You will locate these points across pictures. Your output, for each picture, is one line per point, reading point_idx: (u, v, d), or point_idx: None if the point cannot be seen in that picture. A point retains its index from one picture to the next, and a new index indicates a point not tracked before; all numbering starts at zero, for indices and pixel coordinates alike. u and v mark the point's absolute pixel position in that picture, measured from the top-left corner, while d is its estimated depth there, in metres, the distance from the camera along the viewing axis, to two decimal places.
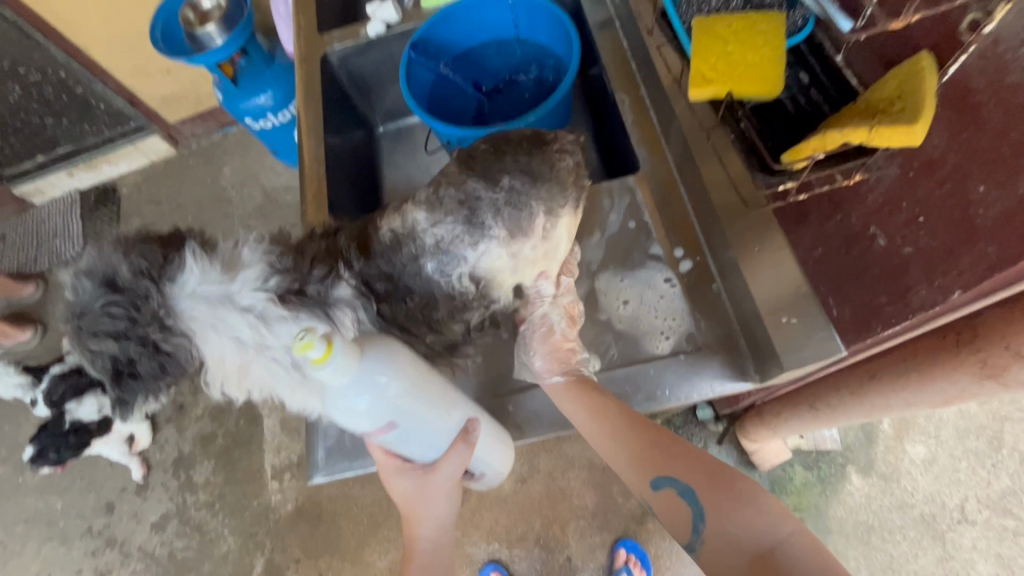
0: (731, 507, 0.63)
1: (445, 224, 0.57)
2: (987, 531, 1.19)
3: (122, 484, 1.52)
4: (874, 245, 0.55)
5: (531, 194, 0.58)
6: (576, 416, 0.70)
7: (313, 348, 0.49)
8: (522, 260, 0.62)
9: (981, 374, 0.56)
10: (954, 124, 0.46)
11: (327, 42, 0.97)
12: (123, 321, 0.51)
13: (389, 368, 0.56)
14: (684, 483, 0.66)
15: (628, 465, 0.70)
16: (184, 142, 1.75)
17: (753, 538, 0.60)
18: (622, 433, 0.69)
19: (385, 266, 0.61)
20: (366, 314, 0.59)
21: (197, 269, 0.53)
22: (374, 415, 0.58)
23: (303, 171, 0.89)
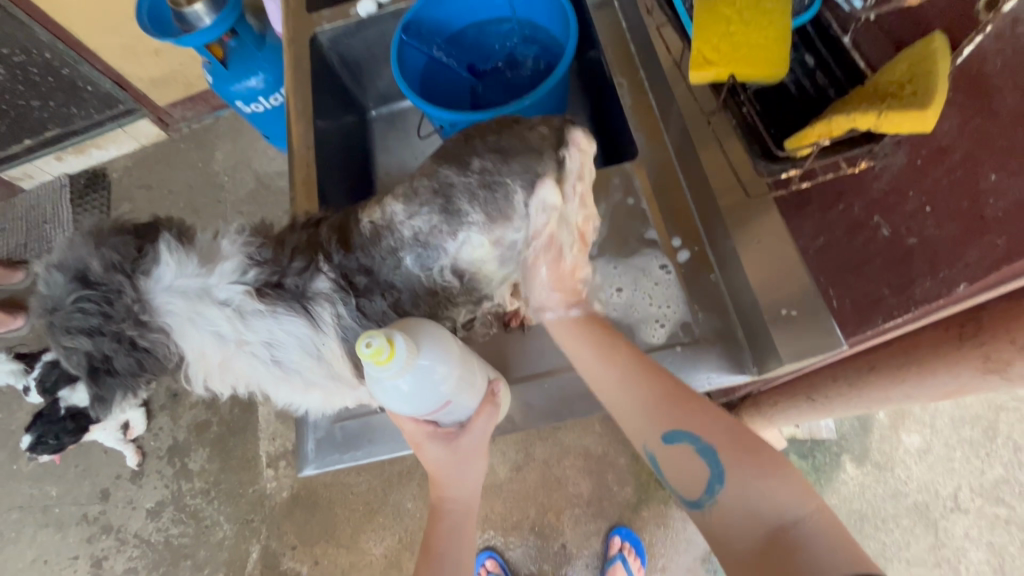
0: (754, 466, 0.58)
1: (421, 214, 0.56)
2: (980, 520, 1.19)
3: (117, 471, 1.51)
4: (878, 235, 0.52)
5: (505, 172, 0.56)
6: (583, 354, 0.67)
7: (382, 352, 0.48)
8: (506, 249, 0.59)
9: (984, 368, 0.55)
10: (966, 111, 0.46)
11: (316, 22, 0.94)
12: (97, 316, 0.57)
13: (441, 354, 0.55)
14: (705, 441, 0.61)
15: (638, 409, 0.65)
16: (174, 125, 1.71)
17: (773, 507, 0.55)
18: (634, 377, 0.65)
19: (363, 258, 0.60)
20: (348, 309, 0.60)
21: (172, 262, 0.58)
22: (430, 401, 0.56)
23: (292, 156, 0.87)
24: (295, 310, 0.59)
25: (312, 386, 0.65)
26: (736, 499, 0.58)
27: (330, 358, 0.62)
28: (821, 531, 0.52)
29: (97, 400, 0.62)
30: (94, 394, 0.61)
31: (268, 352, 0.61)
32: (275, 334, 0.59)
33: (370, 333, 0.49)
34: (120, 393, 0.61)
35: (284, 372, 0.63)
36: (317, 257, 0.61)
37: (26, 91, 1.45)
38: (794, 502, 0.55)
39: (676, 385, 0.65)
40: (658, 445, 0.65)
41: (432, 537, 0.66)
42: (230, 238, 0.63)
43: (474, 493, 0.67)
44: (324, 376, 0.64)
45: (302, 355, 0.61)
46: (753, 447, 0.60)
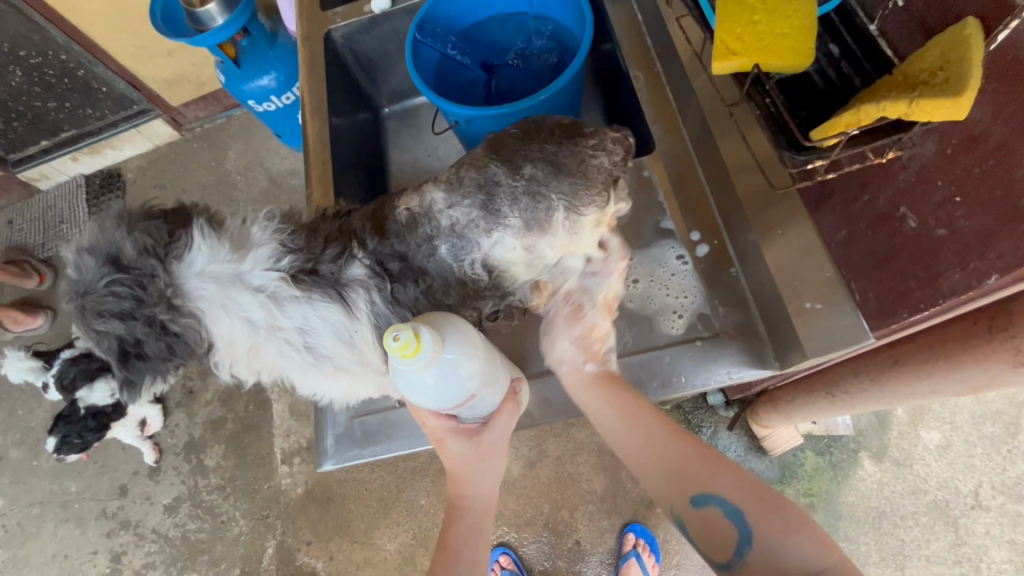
0: (779, 529, 0.55)
1: (462, 206, 0.57)
2: (1001, 517, 1.17)
3: (134, 467, 1.53)
4: (905, 226, 0.52)
5: (552, 185, 0.57)
6: (604, 413, 0.67)
7: (409, 346, 0.48)
8: (537, 255, 0.60)
9: (1015, 362, 0.53)
10: (999, 97, 0.43)
11: (329, 20, 0.94)
12: (129, 300, 0.58)
13: (466, 350, 0.55)
14: (731, 503, 0.59)
15: (661, 477, 0.65)
16: (188, 125, 1.72)
17: (801, 565, 0.53)
18: (658, 434, 0.66)
19: (398, 245, 0.60)
20: (380, 296, 0.61)
21: (206, 248, 0.59)
22: (452, 398, 0.56)
23: (308, 154, 0.88)
24: (330, 296, 0.60)
25: (341, 374, 0.65)
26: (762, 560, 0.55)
27: (361, 346, 0.63)
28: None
29: (127, 382, 0.63)
30: (124, 377, 0.62)
31: (300, 339, 0.62)
32: (308, 320, 0.60)
33: (396, 327, 0.49)
34: (150, 376, 0.63)
35: (315, 360, 0.63)
36: (350, 245, 0.62)
37: (42, 93, 1.47)
38: (816, 556, 0.52)
39: (699, 448, 0.65)
40: (687, 509, 0.62)
41: (449, 537, 0.64)
42: (260, 225, 0.63)
43: (492, 491, 0.67)
44: (354, 364, 0.64)
45: (334, 341, 0.62)
46: (776, 503, 0.57)
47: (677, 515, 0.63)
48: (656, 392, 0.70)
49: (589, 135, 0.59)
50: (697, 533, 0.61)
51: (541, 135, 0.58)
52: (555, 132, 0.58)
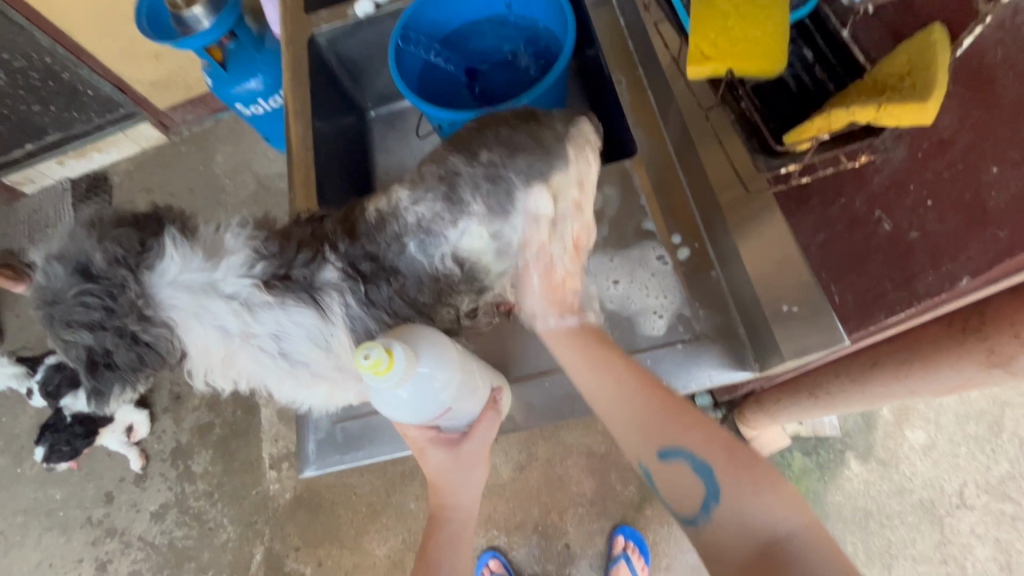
0: (750, 488, 0.56)
1: (426, 201, 0.57)
2: (986, 516, 1.18)
3: (120, 474, 1.52)
4: (879, 229, 0.52)
5: (508, 166, 0.56)
6: (577, 362, 0.66)
7: (381, 363, 0.48)
8: (505, 243, 0.59)
9: (988, 362, 0.54)
10: (967, 102, 0.44)
11: (314, 24, 0.94)
12: (99, 311, 0.57)
13: (441, 362, 0.55)
14: (700, 457, 0.60)
15: (632, 433, 0.65)
16: (175, 128, 1.71)
17: (766, 523, 0.53)
18: (632, 388, 0.64)
19: (369, 246, 0.60)
20: (354, 298, 0.60)
21: (178, 256, 0.59)
22: (430, 408, 0.56)
23: (292, 156, 0.87)
24: (304, 301, 0.59)
25: (318, 380, 0.65)
26: (728, 516, 0.56)
27: (337, 350, 0.62)
28: (812, 543, 0.51)
29: (95, 392, 0.62)
30: (92, 387, 0.61)
31: (275, 346, 0.61)
32: (282, 325, 0.59)
33: (368, 344, 0.48)
34: (118, 384, 0.61)
35: (290, 366, 0.63)
36: (322, 248, 0.61)
37: (27, 97, 1.45)
38: (786, 517, 0.53)
39: (671, 401, 0.64)
40: (654, 461, 0.63)
41: (429, 548, 0.64)
42: (233, 232, 0.63)
43: (475, 499, 0.66)
44: (331, 368, 0.64)
45: (309, 347, 0.61)
46: (748, 463, 0.58)
47: (646, 469, 0.64)
48: None
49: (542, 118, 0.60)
50: (666, 486, 0.62)
51: (497, 122, 0.59)
52: (510, 117, 0.60)
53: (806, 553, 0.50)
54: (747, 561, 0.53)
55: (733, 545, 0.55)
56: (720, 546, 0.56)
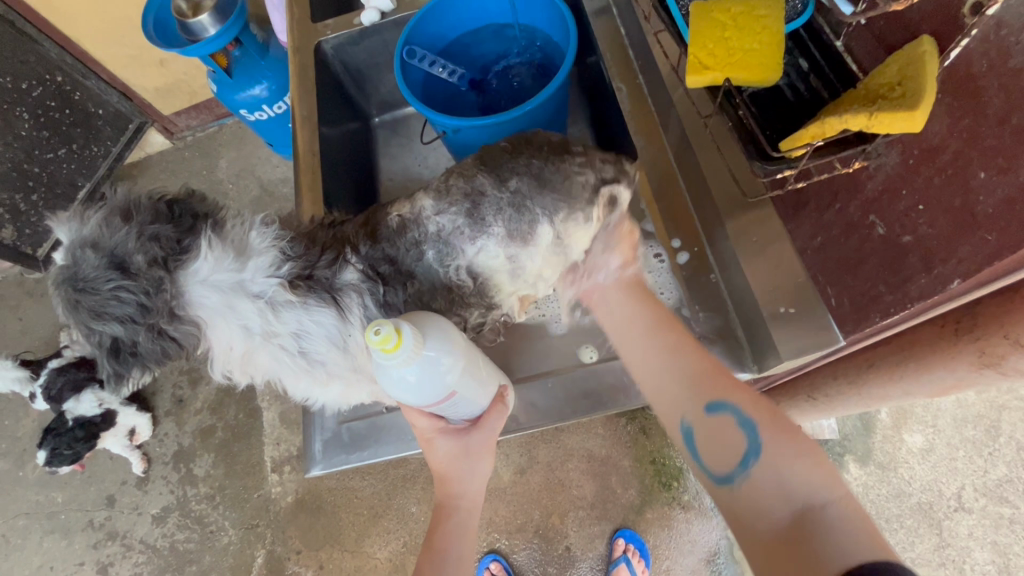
0: (791, 448, 0.51)
1: (448, 214, 0.60)
2: (984, 519, 1.19)
3: (122, 477, 1.52)
4: (873, 233, 0.54)
5: (536, 199, 0.59)
6: (633, 320, 0.66)
7: (390, 340, 0.48)
8: (520, 266, 0.63)
9: (980, 362, 0.56)
10: (954, 110, 0.45)
11: (320, 32, 0.96)
12: (132, 306, 0.57)
13: (447, 350, 0.55)
14: (746, 414, 0.55)
15: (678, 384, 0.61)
16: (179, 134, 1.73)
17: (805, 488, 0.48)
18: (684, 349, 0.63)
19: (388, 249, 0.62)
20: (372, 300, 0.62)
21: (211, 258, 0.60)
22: (433, 393, 0.56)
23: (298, 162, 0.90)
24: (326, 301, 0.61)
25: (334, 379, 0.66)
26: (765, 475, 0.51)
27: (354, 351, 0.64)
28: (847, 515, 0.45)
29: (113, 376, 0.63)
30: (111, 371, 0.62)
31: (295, 345, 0.62)
32: (305, 325, 0.61)
33: (379, 320, 0.48)
34: (138, 370, 0.63)
35: (309, 365, 0.64)
36: (344, 251, 0.64)
37: (50, 137, 1.46)
38: (823, 485, 0.48)
39: (719, 364, 0.61)
40: (698, 418, 0.58)
41: (436, 536, 0.64)
42: (259, 230, 0.63)
43: (479, 490, 0.67)
44: (347, 369, 0.65)
45: (327, 347, 0.63)
46: (793, 430, 0.53)
47: (688, 427, 0.59)
48: (637, 396, 0.72)
49: (575, 154, 0.62)
50: (706, 445, 0.57)
51: (529, 150, 0.62)
52: (543, 148, 0.62)
53: (840, 523, 0.45)
54: (783, 524, 0.47)
55: (768, 503, 0.49)
56: (756, 506, 0.50)
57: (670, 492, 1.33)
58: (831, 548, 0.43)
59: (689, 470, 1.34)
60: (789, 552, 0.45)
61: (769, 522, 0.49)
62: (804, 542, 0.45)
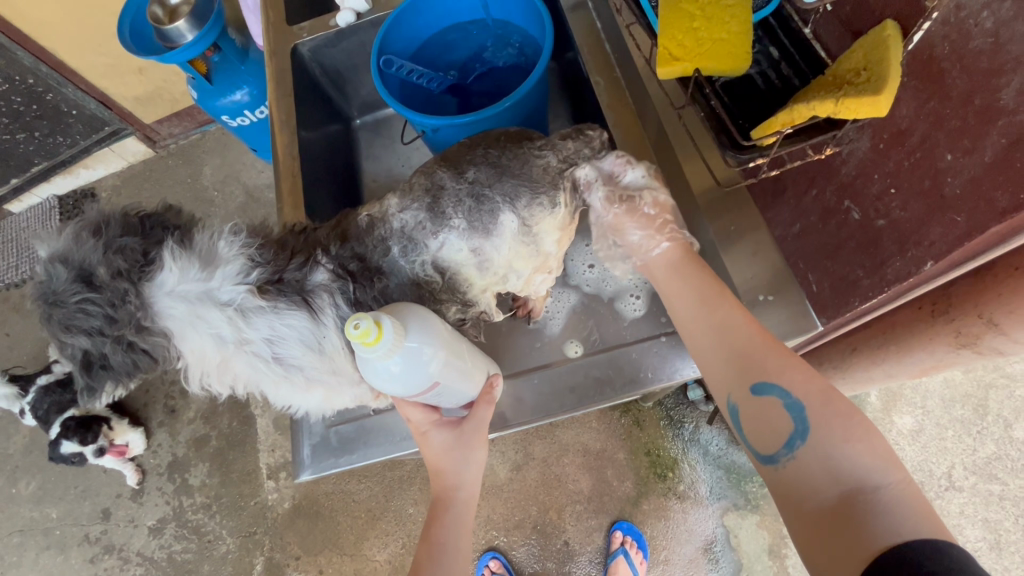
0: (842, 434, 0.48)
1: (411, 210, 0.61)
2: (974, 497, 1.20)
3: (117, 490, 1.51)
4: (849, 218, 0.55)
5: (494, 187, 0.60)
6: (680, 293, 0.62)
7: (370, 334, 0.48)
8: (486, 258, 0.63)
9: (957, 343, 0.56)
10: (920, 93, 0.45)
11: (297, 34, 0.95)
12: (99, 318, 0.57)
13: (431, 339, 0.55)
14: (795, 396, 0.51)
15: (723, 361, 0.57)
16: (162, 142, 1.72)
17: (854, 473, 0.46)
18: (734, 322, 0.57)
19: (357, 247, 0.64)
20: (344, 298, 0.62)
21: (175, 269, 0.59)
22: (414, 384, 0.55)
23: (278, 166, 0.89)
24: (295, 303, 0.61)
25: (313, 385, 0.65)
26: (815, 460, 0.48)
27: (330, 352, 0.64)
28: (901, 499, 0.44)
29: (87, 389, 0.62)
30: (84, 384, 0.61)
31: (268, 350, 0.62)
32: (276, 330, 0.60)
33: (358, 315, 0.48)
34: (111, 383, 0.62)
35: (284, 371, 0.63)
36: (314, 253, 0.64)
37: (11, 124, 1.44)
38: (877, 468, 0.46)
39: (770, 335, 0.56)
40: (744, 396, 0.54)
41: (433, 525, 0.63)
42: (226, 239, 0.63)
43: (477, 479, 0.66)
44: (325, 372, 0.65)
45: (301, 350, 0.62)
46: (846, 411, 0.49)
47: (732, 404, 0.55)
48: (625, 388, 0.71)
49: (537, 140, 0.64)
50: (749, 422, 0.54)
51: (486, 141, 0.63)
52: (501, 138, 0.64)
53: (894, 508, 0.44)
54: (828, 508, 0.46)
55: (814, 486, 0.48)
56: (801, 488, 0.48)
57: (666, 483, 1.33)
58: (881, 531, 0.43)
59: (684, 461, 1.34)
60: (835, 535, 0.45)
61: (815, 503, 0.47)
62: (852, 528, 0.44)
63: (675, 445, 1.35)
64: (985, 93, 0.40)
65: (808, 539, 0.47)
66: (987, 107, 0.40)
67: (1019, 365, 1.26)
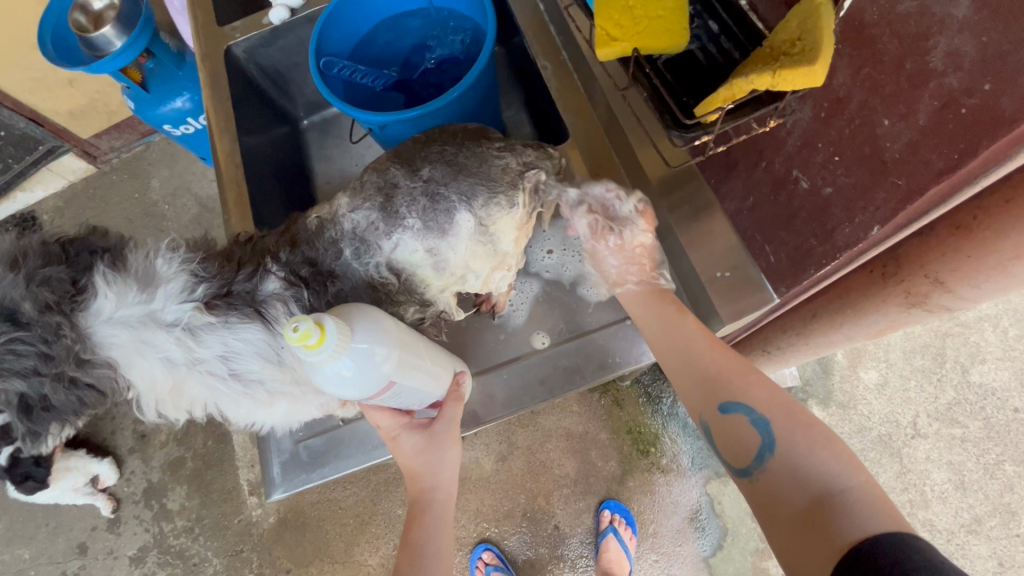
0: (805, 443, 0.53)
1: (362, 210, 0.59)
2: (938, 442, 1.26)
3: (92, 522, 1.46)
4: (799, 187, 0.55)
5: (450, 185, 0.58)
6: (646, 321, 0.67)
7: (310, 336, 0.45)
8: (443, 258, 0.60)
9: (909, 302, 0.57)
10: (854, 60, 0.46)
11: (229, 35, 0.91)
12: (31, 357, 0.53)
13: (379, 337, 0.53)
14: (760, 412, 0.56)
15: (692, 384, 0.62)
16: (103, 157, 1.63)
17: (820, 478, 0.50)
18: (702, 346, 0.63)
19: (308, 251, 0.61)
20: (299, 306, 0.60)
21: (112, 294, 0.56)
22: (366, 385, 0.53)
23: (221, 173, 0.85)
24: (248, 315, 0.58)
25: (276, 398, 0.62)
26: (784, 470, 0.52)
27: (291, 362, 0.61)
28: (865, 499, 0.48)
29: (29, 434, 0.58)
30: (25, 430, 0.57)
31: (223, 367, 0.59)
32: (229, 345, 0.58)
33: (297, 317, 0.45)
34: (56, 424, 0.58)
35: (243, 388, 0.60)
36: (263, 262, 0.61)
37: None
38: (840, 472, 0.50)
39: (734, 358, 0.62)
40: (715, 416, 0.59)
41: (411, 528, 0.62)
42: (164, 257, 0.60)
43: (453, 478, 0.65)
44: (287, 383, 0.61)
45: (259, 363, 0.59)
46: (807, 422, 0.54)
47: (707, 425, 0.60)
48: (595, 374, 0.72)
49: (495, 141, 0.63)
50: (726, 445, 0.58)
51: (444, 137, 0.62)
52: (458, 134, 0.63)
53: (858, 506, 0.47)
54: (800, 510, 0.50)
55: (785, 493, 0.51)
56: (774, 494, 0.52)
57: (649, 458, 1.35)
58: (846, 525, 0.46)
59: (664, 435, 1.36)
60: (807, 535, 0.48)
61: (789, 508, 0.51)
62: (823, 527, 0.47)
63: (655, 420, 1.37)
64: (917, 56, 0.41)
65: (783, 540, 0.50)
66: (919, 71, 0.42)
67: (971, 313, 1.31)
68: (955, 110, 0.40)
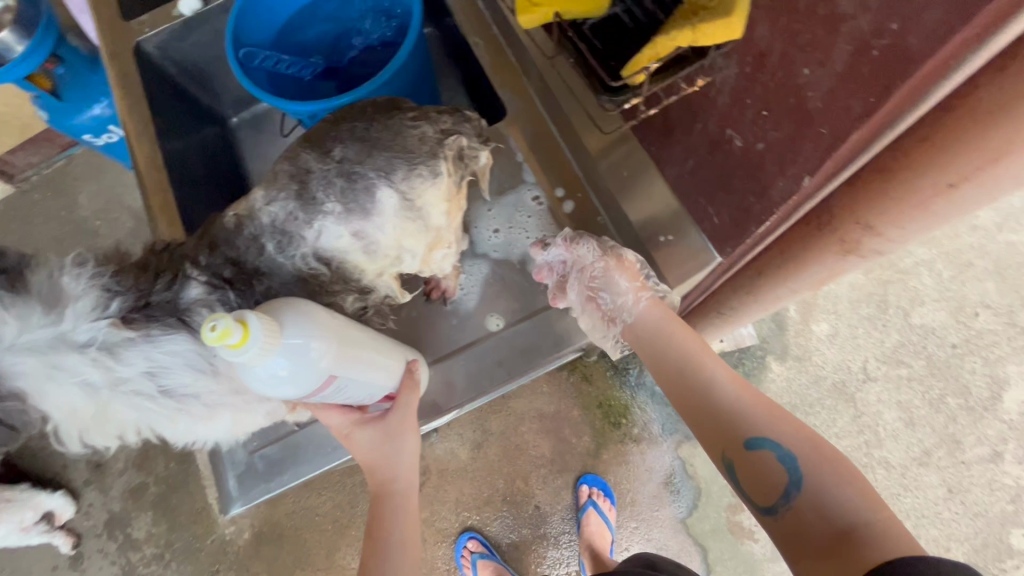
0: (832, 479, 0.52)
1: (279, 201, 0.57)
2: (887, 384, 1.32)
3: (52, 561, 1.38)
4: (733, 146, 0.55)
5: (366, 164, 0.57)
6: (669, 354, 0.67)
7: (230, 333, 0.42)
8: (370, 241, 0.58)
9: (844, 250, 0.57)
10: (772, 12, 0.46)
11: (137, 30, 0.84)
12: None
13: (313, 329, 0.51)
14: (787, 447, 0.56)
15: (712, 421, 0.61)
16: (20, 175, 1.51)
17: (846, 512, 0.50)
18: (725, 381, 0.63)
19: (229, 251, 0.59)
20: (226, 308, 0.57)
21: (11, 319, 0.51)
22: (303, 381, 0.51)
23: (142, 181, 0.79)
24: (172, 326, 0.55)
25: (217, 410, 0.59)
26: (808, 504, 0.52)
27: (226, 370, 0.58)
28: (888, 532, 0.48)
29: None
30: None
31: (151, 385, 0.55)
32: (155, 360, 0.54)
33: (214, 315, 0.43)
34: None
35: (177, 404, 0.57)
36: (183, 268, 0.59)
37: None
38: (865, 508, 0.50)
39: (758, 394, 0.62)
40: (739, 451, 0.58)
41: (376, 523, 0.61)
42: (70, 273, 0.55)
43: (413, 468, 0.64)
44: (226, 393, 0.59)
45: (191, 376, 0.56)
46: (833, 458, 0.54)
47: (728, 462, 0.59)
48: (551, 352, 0.72)
49: (407, 110, 0.61)
50: (745, 478, 0.57)
51: (354, 115, 0.60)
52: (368, 109, 0.61)
53: (883, 540, 0.47)
54: (827, 544, 0.49)
55: (811, 526, 0.51)
56: (799, 528, 0.51)
57: (622, 430, 1.37)
58: (875, 557, 0.46)
59: (634, 405, 1.38)
60: (835, 567, 0.47)
61: (814, 541, 0.50)
62: (852, 558, 0.47)
63: (625, 392, 1.39)
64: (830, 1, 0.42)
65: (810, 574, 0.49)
66: (832, 16, 0.42)
67: (909, 258, 1.38)
68: (868, 54, 0.41)
